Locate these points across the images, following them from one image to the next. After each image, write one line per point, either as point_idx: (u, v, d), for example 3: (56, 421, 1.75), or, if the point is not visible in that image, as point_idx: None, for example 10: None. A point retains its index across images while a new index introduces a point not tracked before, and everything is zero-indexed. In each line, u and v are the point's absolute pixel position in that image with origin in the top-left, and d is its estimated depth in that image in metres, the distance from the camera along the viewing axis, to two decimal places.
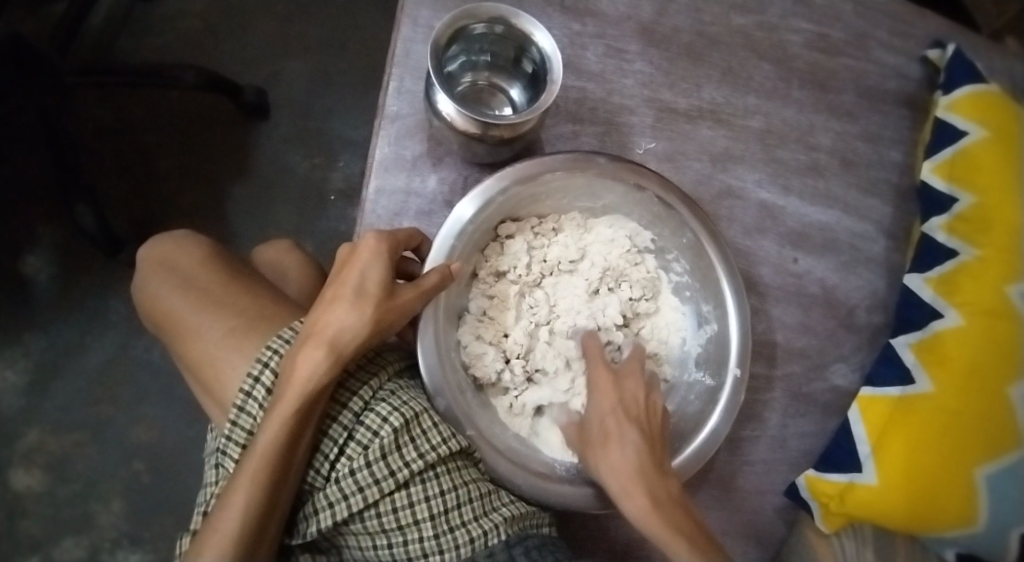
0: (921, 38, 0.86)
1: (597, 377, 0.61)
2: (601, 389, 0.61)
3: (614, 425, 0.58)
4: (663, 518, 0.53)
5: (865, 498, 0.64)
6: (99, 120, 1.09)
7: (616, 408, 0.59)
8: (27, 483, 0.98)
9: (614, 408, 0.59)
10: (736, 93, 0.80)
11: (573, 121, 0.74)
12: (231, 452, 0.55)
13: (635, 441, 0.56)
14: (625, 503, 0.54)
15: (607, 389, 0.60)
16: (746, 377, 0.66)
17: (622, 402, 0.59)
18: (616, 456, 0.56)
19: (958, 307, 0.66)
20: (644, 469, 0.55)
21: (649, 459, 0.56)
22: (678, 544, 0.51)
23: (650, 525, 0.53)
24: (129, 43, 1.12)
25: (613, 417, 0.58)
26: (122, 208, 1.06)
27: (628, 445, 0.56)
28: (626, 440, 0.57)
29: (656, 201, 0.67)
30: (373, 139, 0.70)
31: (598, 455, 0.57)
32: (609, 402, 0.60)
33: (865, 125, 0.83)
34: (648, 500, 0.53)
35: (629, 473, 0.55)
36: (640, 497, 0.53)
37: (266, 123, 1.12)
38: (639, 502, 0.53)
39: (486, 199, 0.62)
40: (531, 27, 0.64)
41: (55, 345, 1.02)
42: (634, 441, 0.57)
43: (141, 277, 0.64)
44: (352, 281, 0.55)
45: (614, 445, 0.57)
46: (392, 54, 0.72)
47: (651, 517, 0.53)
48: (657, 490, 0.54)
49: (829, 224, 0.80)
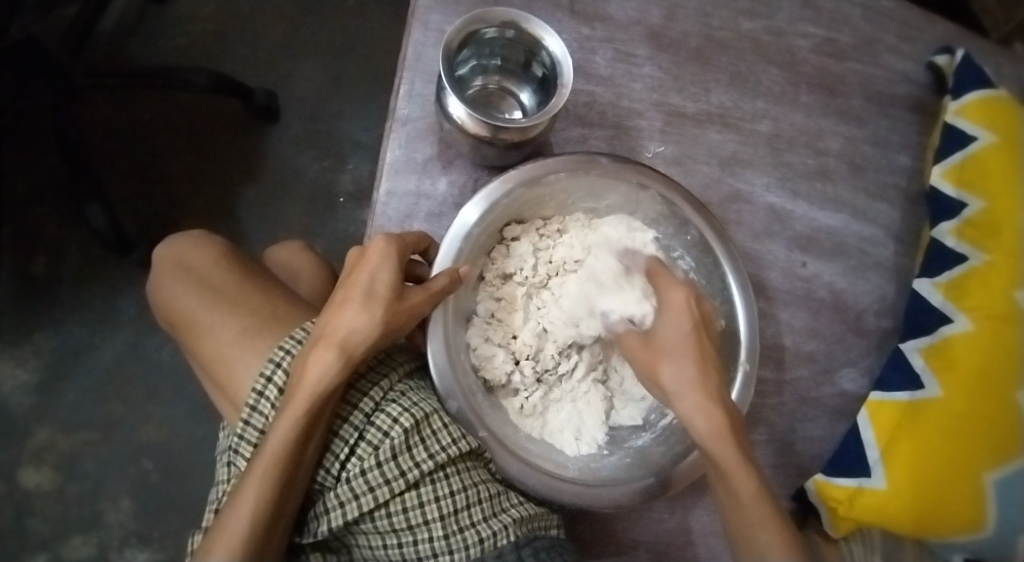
0: (929, 43, 0.86)
1: (673, 295, 0.59)
2: (678, 306, 0.59)
3: (694, 343, 0.57)
4: (733, 442, 0.55)
5: (875, 503, 0.64)
6: (110, 123, 1.10)
7: (698, 329, 0.58)
8: (36, 481, 0.99)
9: (689, 326, 0.58)
10: (745, 97, 0.80)
11: (582, 125, 0.75)
12: (242, 451, 0.55)
13: (713, 363, 0.58)
14: (700, 420, 0.56)
15: (685, 305, 0.58)
16: (755, 372, 0.66)
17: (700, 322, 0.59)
18: (696, 375, 0.56)
19: (967, 312, 0.66)
20: (717, 392, 0.57)
21: (722, 382, 0.58)
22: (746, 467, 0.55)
23: (720, 446, 0.55)
24: (141, 46, 1.13)
25: (692, 337, 0.57)
26: (132, 209, 1.07)
27: (705, 367, 0.57)
28: (704, 362, 0.57)
29: (660, 200, 0.67)
30: (383, 142, 0.71)
31: (669, 370, 0.57)
32: (689, 319, 0.58)
33: (874, 129, 0.83)
34: (722, 424, 0.55)
35: (704, 394, 0.56)
36: (721, 419, 0.56)
37: (276, 125, 1.13)
38: (715, 423, 0.55)
39: (491, 202, 0.62)
40: (542, 31, 0.64)
41: (66, 344, 1.03)
42: (712, 363, 0.58)
43: (155, 277, 0.64)
44: (361, 283, 0.55)
45: (694, 363, 0.57)
46: (402, 58, 0.72)
47: (723, 440, 0.55)
48: (731, 412, 0.57)
49: (837, 228, 0.80)
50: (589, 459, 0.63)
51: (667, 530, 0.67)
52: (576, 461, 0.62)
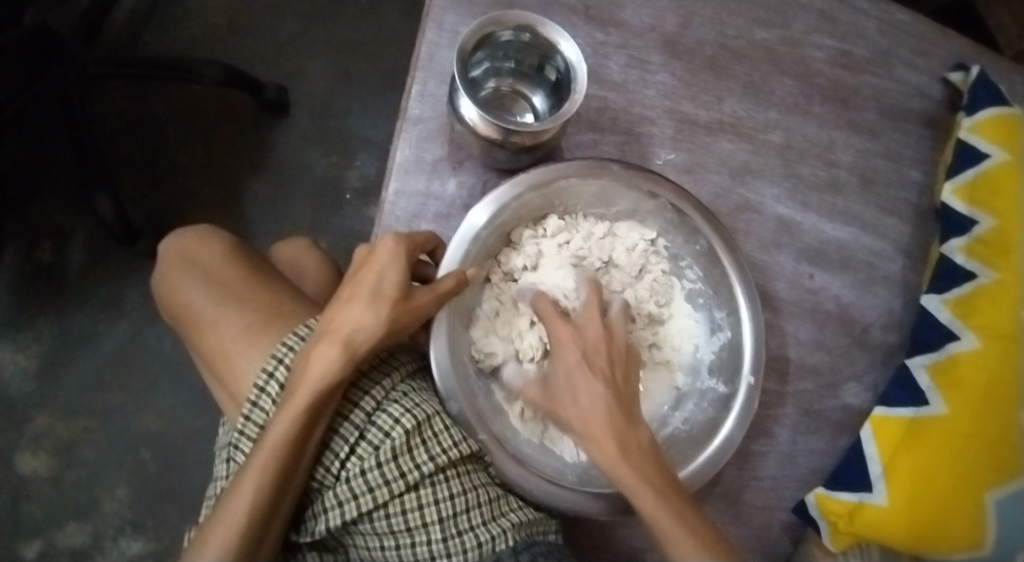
0: (945, 57, 0.86)
1: (559, 330, 0.60)
2: (564, 343, 0.59)
3: (577, 378, 0.58)
4: (632, 464, 0.55)
5: (873, 518, 0.64)
6: (120, 112, 1.10)
7: (581, 363, 0.58)
8: (34, 467, 0.99)
9: (576, 357, 0.58)
10: (757, 107, 0.80)
11: (593, 130, 0.75)
12: (242, 447, 0.55)
13: (602, 393, 0.57)
14: (596, 450, 0.56)
15: (568, 343, 0.59)
16: (760, 385, 0.66)
17: (584, 356, 0.59)
18: (583, 411, 0.57)
19: (974, 329, 0.66)
20: (612, 415, 0.56)
21: (614, 407, 0.57)
22: (642, 484, 0.55)
23: (620, 473, 0.55)
24: (154, 36, 1.14)
25: (578, 369, 0.58)
26: (140, 199, 1.07)
27: (595, 395, 0.57)
28: (593, 391, 0.57)
29: (670, 209, 0.67)
30: (394, 141, 0.71)
31: (563, 405, 0.58)
32: (573, 356, 0.59)
33: (886, 143, 0.83)
34: (617, 450, 0.55)
35: (594, 420, 0.56)
36: (611, 445, 0.55)
37: (285, 120, 1.13)
38: (609, 453, 0.55)
39: (501, 204, 0.62)
40: (556, 35, 0.64)
41: (69, 331, 1.03)
42: (599, 390, 0.57)
43: (161, 269, 0.64)
44: (368, 281, 0.55)
45: (582, 396, 0.57)
46: (416, 58, 0.72)
47: (620, 464, 0.55)
48: (628, 439, 0.56)
49: (846, 241, 0.79)
50: (589, 466, 0.63)
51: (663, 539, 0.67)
52: (575, 468, 0.62)
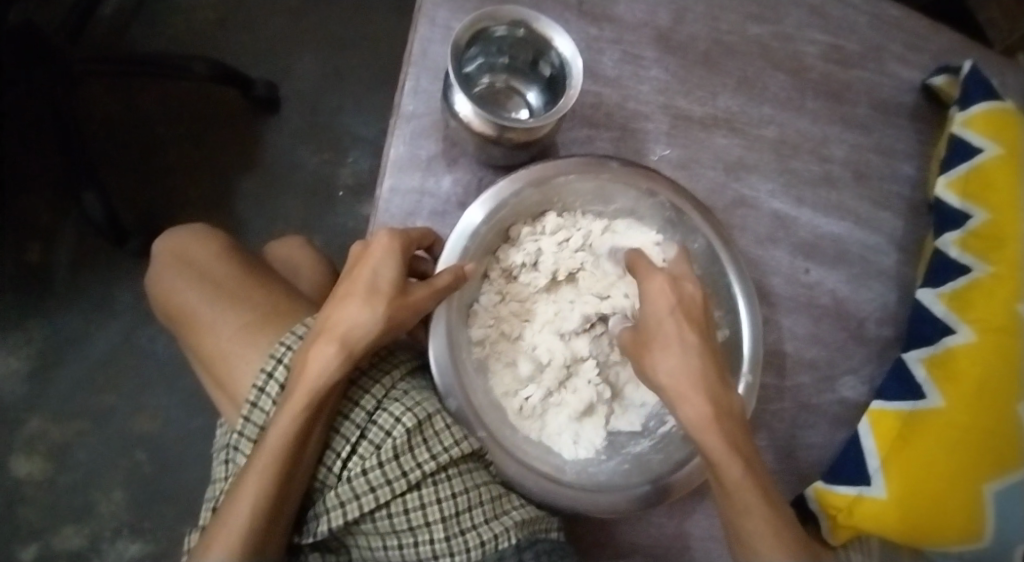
0: (935, 52, 0.86)
1: (652, 281, 0.57)
2: (656, 294, 0.57)
3: (673, 329, 0.55)
4: (719, 429, 0.54)
5: (873, 511, 0.64)
6: (108, 112, 1.08)
7: (676, 313, 0.56)
8: (26, 475, 0.97)
9: (671, 308, 0.56)
10: (751, 102, 0.80)
11: (588, 125, 0.74)
12: (242, 448, 0.54)
13: (696, 349, 0.55)
14: (688, 407, 0.54)
15: (661, 293, 0.57)
16: (757, 383, 0.65)
17: (680, 306, 0.56)
18: (678, 363, 0.55)
19: (969, 322, 0.66)
20: (706, 375, 0.54)
21: (707, 367, 0.55)
22: (728, 451, 0.53)
23: (705, 436, 0.54)
24: (141, 35, 1.12)
25: (673, 321, 0.56)
26: (130, 200, 1.06)
27: (690, 350, 0.55)
28: (689, 345, 0.55)
29: (668, 206, 0.67)
30: (388, 138, 0.70)
31: (656, 356, 0.56)
32: (665, 307, 0.56)
33: (879, 137, 0.83)
34: (708, 411, 0.54)
35: (688, 377, 0.54)
36: (704, 406, 0.54)
37: (276, 118, 1.12)
38: (700, 411, 0.54)
39: (498, 201, 0.62)
40: (551, 31, 0.64)
41: (60, 334, 1.01)
42: (695, 348, 0.55)
43: (155, 269, 0.63)
44: (365, 277, 0.54)
45: (674, 351, 0.55)
46: (409, 53, 0.71)
47: (710, 427, 0.53)
48: (719, 399, 0.54)
49: (841, 235, 0.79)
50: (588, 463, 0.63)
51: (666, 535, 0.67)
52: (574, 464, 0.62)
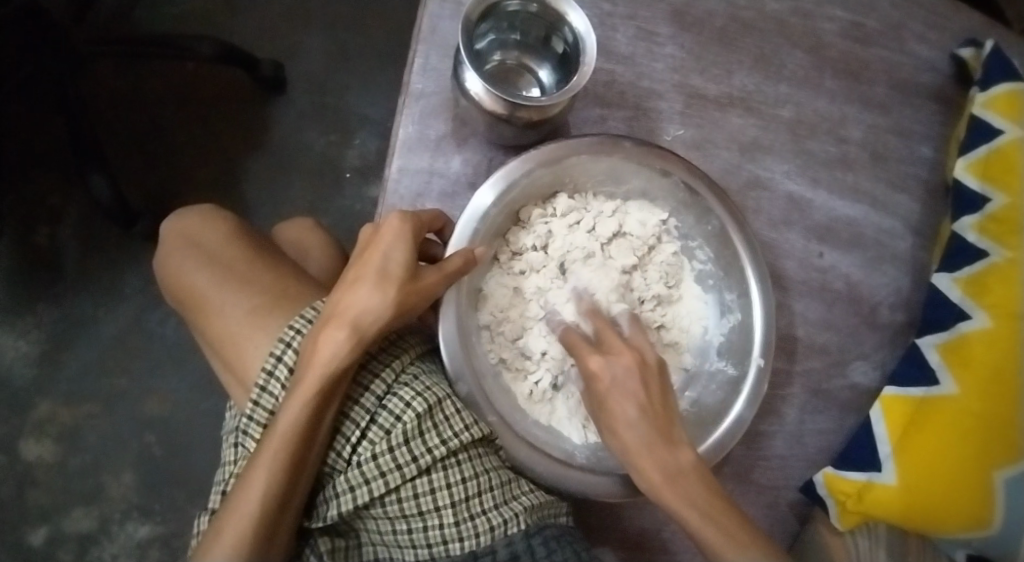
0: (958, 30, 0.84)
1: (585, 358, 0.55)
2: (590, 371, 0.55)
3: (612, 406, 0.53)
4: (677, 494, 0.52)
5: (882, 497, 0.64)
6: (112, 91, 1.07)
7: (611, 390, 0.53)
8: (38, 453, 0.98)
9: (605, 382, 0.54)
10: (767, 81, 0.78)
11: (601, 105, 0.73)
12: (251, 432, 0.54)
13: (640, 422, 0.52)
14: (642, 477, 0.53)
15: (597, 374, 0.54)
16: (770, 367, 0.64)
17: (614, 380, 0.54)
18: (623, 444, 0.53)
19: (986, 308, 0.65)
20: (650, 444, 0.52)
21: (652, 434, 0.52)
22: (692, 514, 0.51)
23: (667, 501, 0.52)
24: (145, 12, 1.10)
25: (609, 398, 0.53)
26: (136, 179, 1.05)
27: (631, 424, 0.52)
28: (630, 420, 0.53)
29: (682, 187, 0.66)
30: (396, 117, 0.69)
31: (606, 432, 0.55)
32: (602, 383, 0.54)
33: (898, 118, 0.81)
34: (661, 480, 0.52)
35: (633, 450, 0.53)
36: (655, 476, 0.52)
37: (282, 96, 1.10)
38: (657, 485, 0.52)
39: (510, 181, 0.61)
40: (565, 6, 0.62)
41: (69, 314, 1.01)
42: (637, 419, 0.53)
43: (164, 251, 0.63)
44: (375, 263, 0.53)
45: (617, 425, 0.53)
46: (418, 30, 0.70)
47: (666, 494, 0.52)
48: (670, 465, 0.52)
49: (856, 219, 0.78)
50: (597, 447, 0.61)
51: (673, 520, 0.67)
52: (583, 448, 0.61)
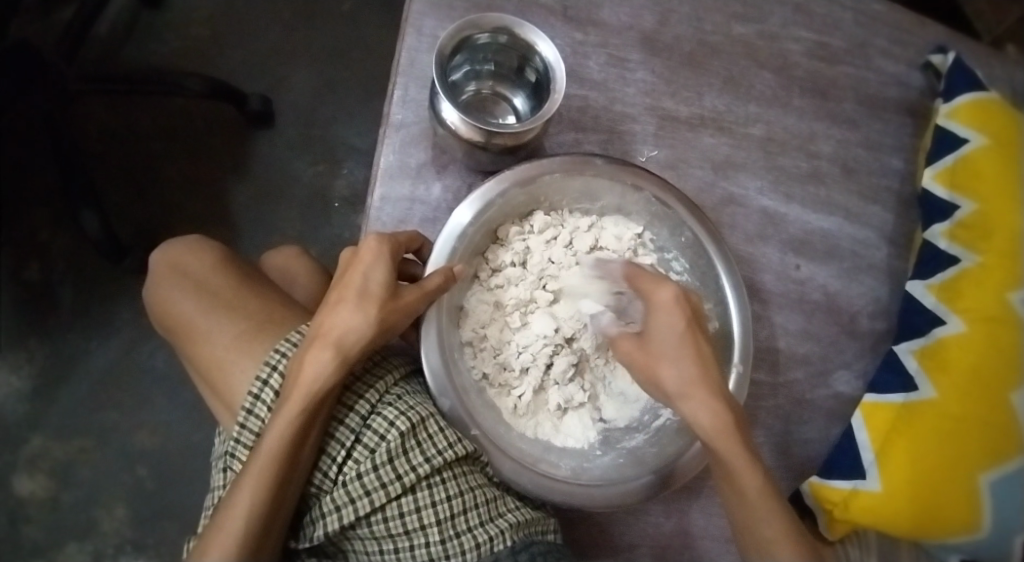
0: (921, 46, 0.87)
1: (662, 294, 0.57)
2: (667, 307, 0.56)
3: (686, 342, 0.56)
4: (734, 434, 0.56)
5: (869, 505, 0.64)
6: (103, 128, 1.10)
7: (689, 326, 0.56)
8: (30, 489, 0.98)
9: (683, 320, 0.56)
10: (737, 101, 0.80)
11: (576, 129, 0.75)
12: (238, 455, 0.55)
13: (706, 357, 0.57)
14: (699, 418, 0.56)
15: (674, 309, 0.56)
16: (748, 373, 0.66)
17: (689, 317, 0.56)
18: (691, 377, 0.56)
19: (959, 313, 0.66)
20: (716, 384, 0.57)
21: (715, 376, 0.57)
22: (744, 455, 0.56)
23: (722, 443, 0.56)
24: (135, 52, 1.13)
25: (685, 337, 0.56)
26: (126, 215, 1.07)
27: (704, 362, 0.56)
28: (702, 358, 0.56)
29: (654, 202, 0.68)
30: (377, 147, 0.71)
31: (668, 372, 0.57)
32: (677, 319, 0.56)
33: (867, 132, 0.83)
34: (725, 420, 0.56)
35: (702, 387, 0.56)
36: (719, 417, 0.56)
37: (270, 130, 1.13)
38: (713, 418, 0.56)
39: (485, 202, 0.63)
40: (534, 36, 0.64)
41: (61, 351, 1.02)
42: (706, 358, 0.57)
43: (152, 282, 0.64)
44: (355, 282, 0.55)
45: (687, 362, 0.56)
46: (396, 63, 0.72)
47: (725, 436, 0.56)
48: (730, 405, 0.57)
49: (831, 231, 0.80)
50: (582, 458, 0.63)
51: (664, 533, 0.68)
52: (568, 461, 0.62)
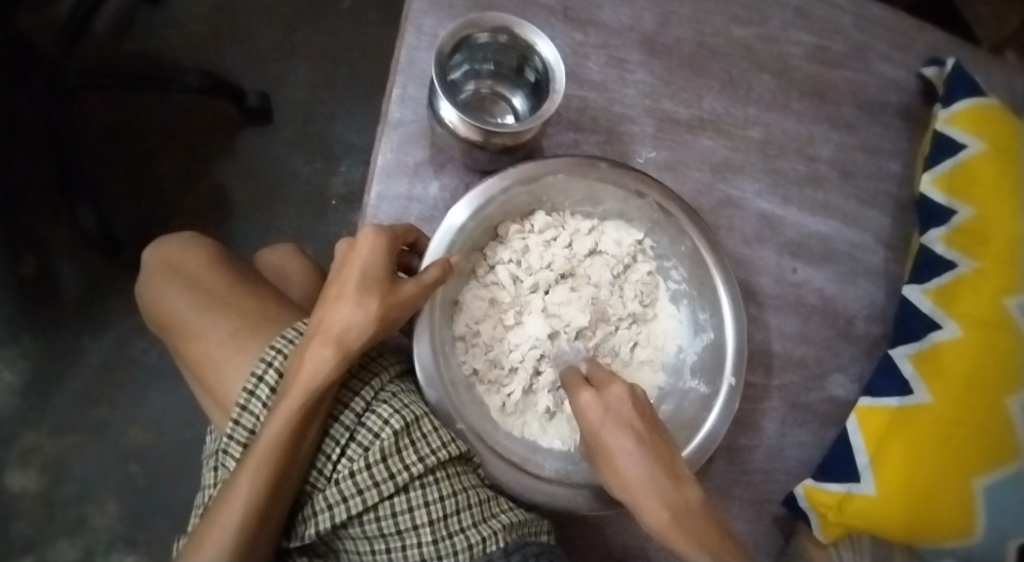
0: (920, 51, 0.87)
1: (583, 398, 0.57)
2: (590, 410, 0.56)
3: (611, 443, 0.55)
4: (678, 527, 0.53)
5: (863, 508, 0.64)
6: (100, 123, 1.09)
7: (609, 425, 0.55)
8: (23, 484, 0.98)
9: (605, 418, 0.55)
10: (736, 104, 0.80)
11: (574, 129, 0.75)
12: (232, 452, 0.55)
13: (638, 451, 0.54)
14: (644, 513, 0.54)
15: (592, 414, 0.56)
16: (741, 385, 0.66)
17: (611, 415, 0.56)
18: (624, 477, 0.54)
19: (956, 318, 0.66)
20: (654, 477, 0.54)
21: (654, 467, 0.54)
22: (696, 549, 0.52)
23: (672, 538, 0.53)
24: (133, 46, 1.13)
25: (608, 436, 0.55)
26: (122, 209, 1.07)
27: (633, 458, 0.54)
28: (631, 454, 0.54)
29: (656, 208, 0.68)
30: (375, 145, 0.70)
31: (606, 470, 0.56)
32: (598, 418, 0.56)
33: (865, 136, 0.83)
34: (665, 513, 0.53)
35: (635, 484, 0.54)
36: (660, 513, 0.53)
37: (269, 127, 1.13)
38: (656, 515, 0.53)
39: (487, 197, 0.63)
40: (534, 36, 0.64)
41: (55, 345, 1.02)
42: (637, 454, 0.54)
43: (146, 278, 0.64)
44: (354, 276, 0.55)
45: (618, 459, 0.54)
46: (396, 61, 0.72)
47: (671, 529, 0.53)
48: (672, 497, 0.54)
49: (828, 234, 0.80)
50: (567, 461, 0.62)
51: (656, 536, 0.68)
52: (553, 462, 0.61)
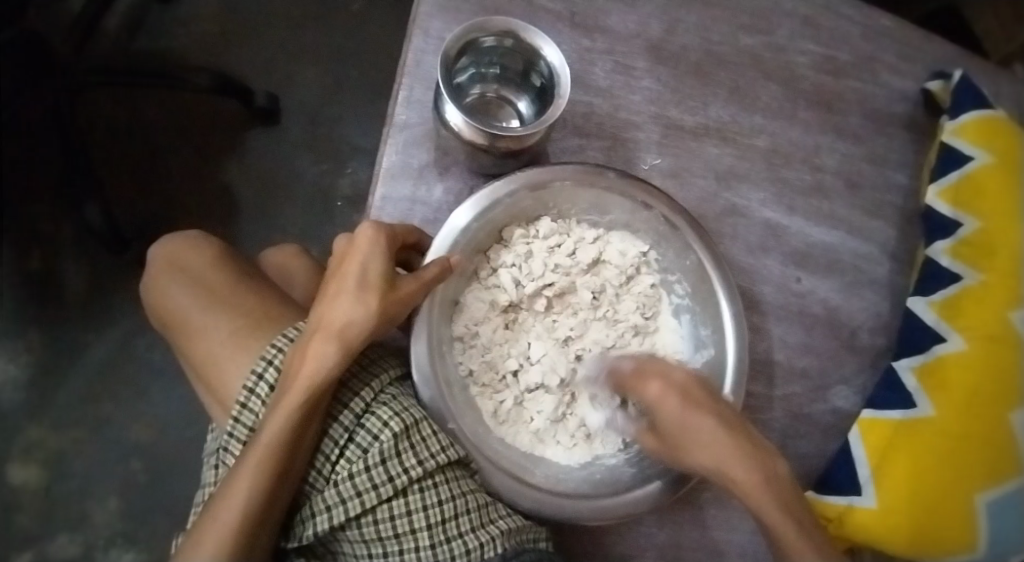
0: (928, 62, 0.87)
1: (650, 390, 0.57)
2: (658, 398, 0.56)
3: (689, 422, 0.54)
4: (772, 493, 0.52)
5: (865, 522, 0.63)
6: (109, 120, 1.10)
7: (683, 408, 0.55)
8: (23, 479, 0.98)
9: (675, 402, 0.55)
10: (742, 112, 0.80)
11: (579, 134, 0.75)
12: (231, 449, 0.55)
13: (718, 426, 0.54)
14: (730, 484, 0.53)
15: (663, 396, 0.56)
16: (739, 406, 0.64)
17: (683, 399, 0.55)
18: (705, 451, 0.53)
19: (961, 331, 0.66)
20: (736, 445, 0.53)
21: (735, 437, 0.54)
22: (786, 517, 0.51)
23: (762, 506, 0.51)
24: (144, 46, 1.14)
25: (684, 416, 0.55)
26: (129, 207, 1.07)
27: (715, 432, 0.53)
28: (712, 428, 0.54)
29: (662, 221, 0.67)
30: (380, 148, 0.71)
31: (684, 455, 0.55)
32: (673, 407, 0.55)
33: (872, 147, 0.83)
34: (756, 480, 0.52)
35: (719, 454, 0.53)
36: (750, 480, 0.52)
37: (276, 128, 1.13)
38: (746, 482, 0.52)
39: (494, 200, 0.63)
40: (540, 41, 0.64)
41: (59, 342, 1.02)
42: (716, 427, 0.54)
43: (149, 275, 0.64)
44: (353, 272, 0.55)
45: (697, 435, 0.54)
46: (402, 64, 0.72)
47: (762, 495, 0.51)
48: (760, 464, 0.53)
49: (833, 244, 0.80)
50: (560, 470, 0.62)
51: (656, 545, 0.67)
52: (544, 470, 0.61)
